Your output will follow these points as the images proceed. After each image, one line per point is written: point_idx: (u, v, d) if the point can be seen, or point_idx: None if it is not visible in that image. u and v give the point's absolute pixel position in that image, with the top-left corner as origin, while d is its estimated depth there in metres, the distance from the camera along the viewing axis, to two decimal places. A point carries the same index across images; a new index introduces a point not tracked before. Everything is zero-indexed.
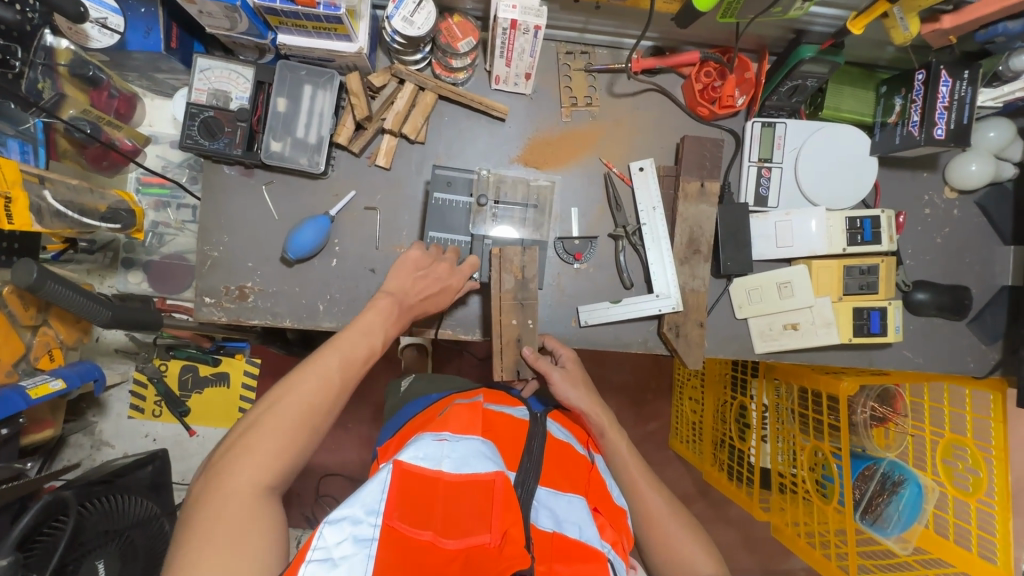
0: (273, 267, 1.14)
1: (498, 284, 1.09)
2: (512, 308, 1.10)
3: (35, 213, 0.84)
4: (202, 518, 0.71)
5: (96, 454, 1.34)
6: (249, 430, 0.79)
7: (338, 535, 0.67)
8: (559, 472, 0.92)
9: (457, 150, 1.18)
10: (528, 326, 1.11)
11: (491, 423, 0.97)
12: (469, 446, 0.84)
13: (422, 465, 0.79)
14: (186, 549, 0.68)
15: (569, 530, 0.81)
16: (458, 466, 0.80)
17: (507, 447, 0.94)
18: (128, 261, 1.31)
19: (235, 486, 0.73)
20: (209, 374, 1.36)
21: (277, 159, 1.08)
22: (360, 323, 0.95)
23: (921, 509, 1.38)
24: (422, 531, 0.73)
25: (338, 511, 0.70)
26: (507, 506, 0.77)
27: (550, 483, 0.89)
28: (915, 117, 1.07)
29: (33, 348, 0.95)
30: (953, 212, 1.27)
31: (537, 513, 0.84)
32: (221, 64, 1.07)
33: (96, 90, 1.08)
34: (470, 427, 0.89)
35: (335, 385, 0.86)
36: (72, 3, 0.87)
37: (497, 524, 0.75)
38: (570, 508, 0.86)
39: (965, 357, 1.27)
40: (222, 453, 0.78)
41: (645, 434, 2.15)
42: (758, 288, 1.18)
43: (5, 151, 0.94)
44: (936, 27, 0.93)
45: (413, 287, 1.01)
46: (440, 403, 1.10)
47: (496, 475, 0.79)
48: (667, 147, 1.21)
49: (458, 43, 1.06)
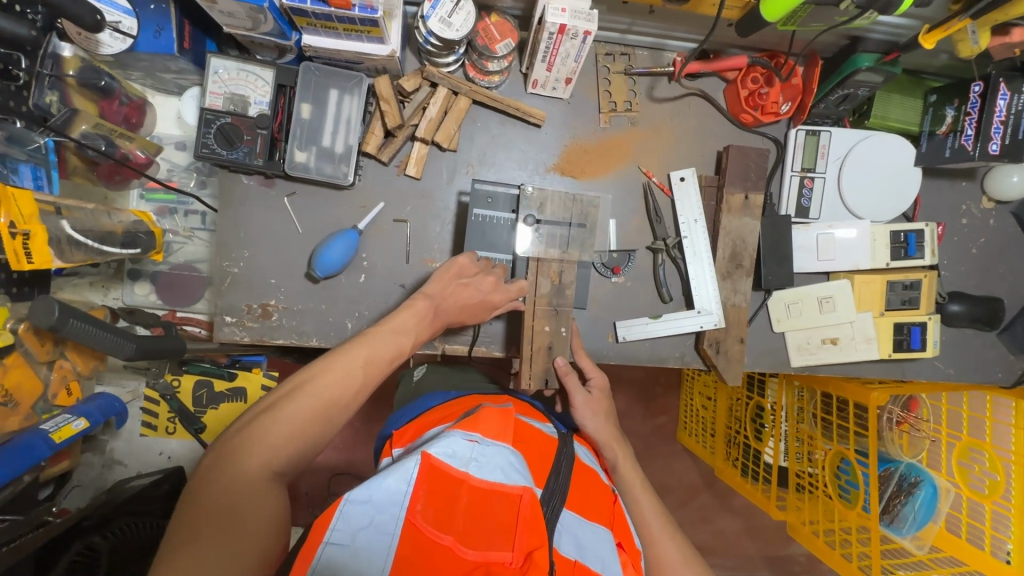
0: (297, 284, 1.08)
1: (534, 288, 1.04)
2: (545, 314, 1.04)
3: (55, 247, 0.82)
4: (202, 502, 0.59)
5: (108, 473, 1.28)
6: (264, 413, 0.67)
7: (362, 518, 0.61)
8: (585, 497, 0.79)
9: (490, 158, 1.12)
10: (561, 335, 1.05)
11: (525, 432, 0.83)
12: (499, 455, 0.72)
13: (448, 462, 0.69)
14: (181, 533, 0.56)
15: (591, 562, 0.68)
16: (485, 471, 0.70)
17: (537, 459, 0.80)
18: (135, 272, 1.20)
19: (243, 474, 0.62)
20: (225, 389, 1.29)
21: (301, 170, 1.01)
22: (389, 321, 0.84)
23: (937, 509, 1.31)
24: (442, 534, 0.63)
25: (364, 491, 0.63)
26: (532, 527, 0.65)
27: (576, 507, 0.76)
28: (968, 131, 1.04)
29: (51, 385, 0.95)
30: (989, 222, 1.26)
31: (560, 537, 0.70)
32: (235, 64, 0.98)
33: (107, 99, 0.99)
34: (505, 432, 0.76)
35: (359, 380, 0.75)
36: (88, 11, 0.79)
37: (521, 544, 0.63)
38: (595, 539, 0.72)
39: (992, 367, 1.28)
40: (230, 435, 0.66)
41: (654, 428, 1.97)
42: (798, 302, 1.16)
43: (17, 178, 0.85)
44: (1006, 41, 0.88)
45: (451, 293, 0.93)
46: (465, 400, 0.93)
47: (524, 491, 0.68)
48: (707, 155, 1.17)
49: (496, 45, 0.97)
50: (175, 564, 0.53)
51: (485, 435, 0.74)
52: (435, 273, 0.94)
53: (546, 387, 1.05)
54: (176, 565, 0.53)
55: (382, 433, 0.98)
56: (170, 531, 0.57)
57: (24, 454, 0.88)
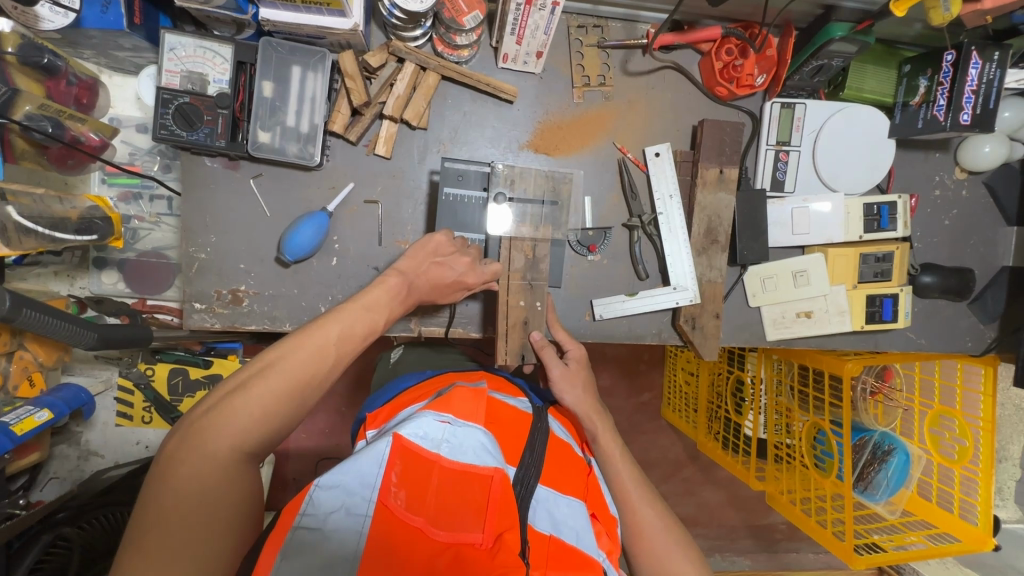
0: (268, 268, 1.06)
1: (508, 263, 1.02)
2: (520, 290, 1.04)
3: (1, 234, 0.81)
4: (172, 483, 0.58)
5: (84, 465, 1.26)
6: (234, 390, 0.65)
7: (332, 503, 0.61)
8: (560, 471, 0.79)
9: (462, 137, 1.09)
10: (536, 309, 1.05)
11: (499, 410, 0.82)
12: (472, 436, 0.71)
13: (420, 444, 0.68)
14: (151, 513, 0.56)
15: (566, 536, 0.69)
16: (457, 452, 0.69)
17: (511, 437, 0.79)
18: (100, 260, 1.17)
19: (214, 455, 0.61)
20: (201, 376, 1.26)
21: (266, 151, 0.98)
22: (366, 296, 0.83)
23: (909, 476, 1.35)
24: (413, 516, 0.63)
25: (334, 475, 0.63)
26: (503, 507, 0.66)
27: (550, 482, 0.76)
28: (940, 101, 1.03)
29: (11, 376, 0.95)
30: (961, 193, 1.27)
31: (534, 513, 0.71)
32: (192, 41, 0.94)
33: (53, 79, 0.95)
34: (477, 411, 0.75)
35: (331, 357, 0.72)
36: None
37: (492, 525, 0.64)
38: (569, 513, 0.73)
39: (963, 336, 1.30)
40: (202, 411, 0.64)
41: (637, 405, 1.97)
42: (773, 277, 1.17)
43: None
44: (978, 7, 0.88)
45: (424, 271, 0.92)
46: (440, 379, 0.93)
47: (495, 471, 0.68)
48: (682, 129, 1.15)
49: (463, 18, 0.93)
50: (145, 545, 0.54)
51: (456, 416, 0.73)
52: (410, 250, 0.92)
53: (524, 363, 1.05)
54: (147, 546, 0.54)
55: (357, 416, 0.96)
56: (140, 512, 0.56)
57: None
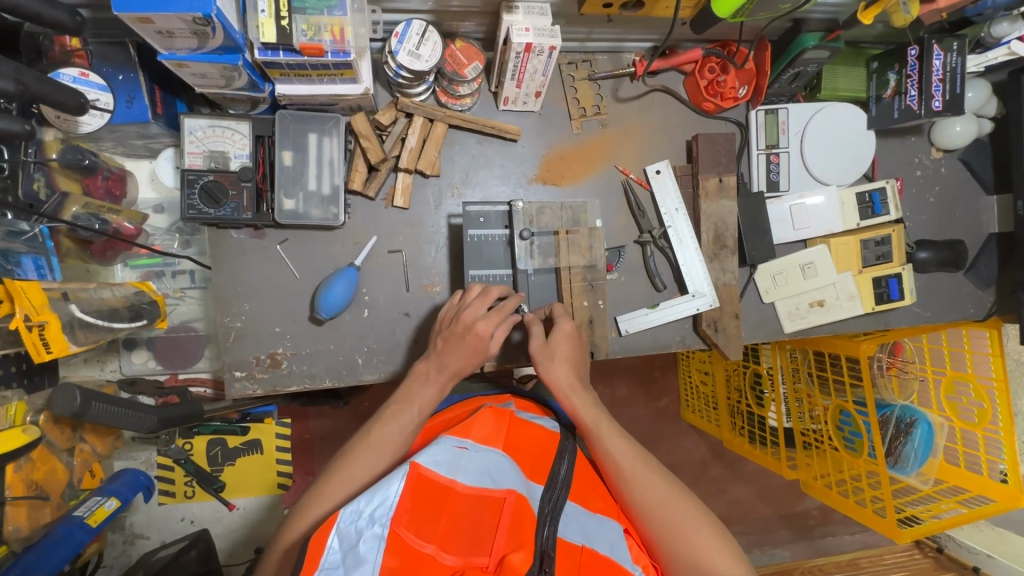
0: (302, 327, 1.09)
1: (567, 267, 1.06)
2: (581, 289, 1.08)
3: (69, 333, 0.84)
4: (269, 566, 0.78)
5: (131, 548, 1.26)
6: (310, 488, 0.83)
7: (352, 535, 0.60)
8: (587, 488, 0.84)
9: (473, 178, 1.15)
10: (598, 306, 1.09)
11: (526, 429, 0.87)
12: (486, 460, 0.75)
13: (435, 471, 0.69)
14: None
15: (599, 546, 0.74)
16: (472, 478, 0.71)
17: (534, 456, 0.83)
18: (130, 342, 1.19)
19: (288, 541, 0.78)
20: (239, 444, 1.28)
21: (291, 217, 1.02)
22: (414, 398, 0.90)
23: (935, 445, 1.39)
24: (425, 543, 0.62)
25: (353, 509, 0.62)
26: (515, 530, 0.67)
27: (579, 499, 0.81)
28: (912, 91, 1.11)
29: (75, 469, 1.05)
30: (940, 170, 1.35)
31: (566, 526, 0.75)
32: (208, 121, 0.98)
33: (90, 176, 0.98)
34: (495, 436, 0.79)
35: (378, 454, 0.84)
36: (74, 97, 0.79)
37: (499, 548, 0.65)
38: (600, 527, 0.78)
39: (965, 304, 1.36)
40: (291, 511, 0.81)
41: (658, 411, 1.99)
42: (783, 272, 1.23)
43: (21, 271, 0.87)
44: (933, 7, 0.96)
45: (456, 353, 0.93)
46: (468, 402, 1.00)
47: (508, 493, 0.70)
48: (677, 146, 1.22)
49: (464, 69, 1.00)
50: None
51: (474, 442, 0.77)
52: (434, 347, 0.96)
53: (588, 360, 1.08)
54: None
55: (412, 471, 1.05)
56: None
57: (63, 547, 0.92)
